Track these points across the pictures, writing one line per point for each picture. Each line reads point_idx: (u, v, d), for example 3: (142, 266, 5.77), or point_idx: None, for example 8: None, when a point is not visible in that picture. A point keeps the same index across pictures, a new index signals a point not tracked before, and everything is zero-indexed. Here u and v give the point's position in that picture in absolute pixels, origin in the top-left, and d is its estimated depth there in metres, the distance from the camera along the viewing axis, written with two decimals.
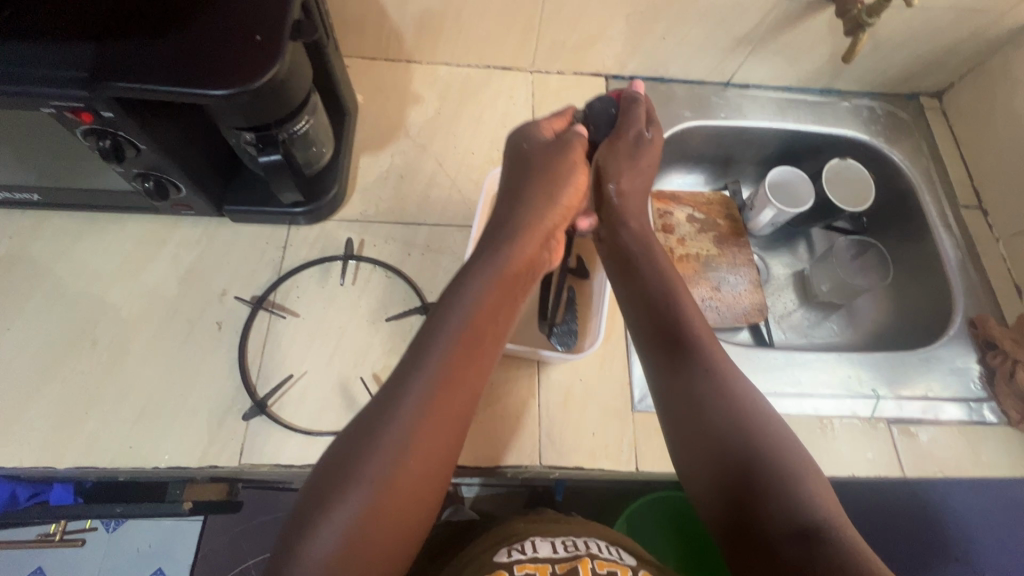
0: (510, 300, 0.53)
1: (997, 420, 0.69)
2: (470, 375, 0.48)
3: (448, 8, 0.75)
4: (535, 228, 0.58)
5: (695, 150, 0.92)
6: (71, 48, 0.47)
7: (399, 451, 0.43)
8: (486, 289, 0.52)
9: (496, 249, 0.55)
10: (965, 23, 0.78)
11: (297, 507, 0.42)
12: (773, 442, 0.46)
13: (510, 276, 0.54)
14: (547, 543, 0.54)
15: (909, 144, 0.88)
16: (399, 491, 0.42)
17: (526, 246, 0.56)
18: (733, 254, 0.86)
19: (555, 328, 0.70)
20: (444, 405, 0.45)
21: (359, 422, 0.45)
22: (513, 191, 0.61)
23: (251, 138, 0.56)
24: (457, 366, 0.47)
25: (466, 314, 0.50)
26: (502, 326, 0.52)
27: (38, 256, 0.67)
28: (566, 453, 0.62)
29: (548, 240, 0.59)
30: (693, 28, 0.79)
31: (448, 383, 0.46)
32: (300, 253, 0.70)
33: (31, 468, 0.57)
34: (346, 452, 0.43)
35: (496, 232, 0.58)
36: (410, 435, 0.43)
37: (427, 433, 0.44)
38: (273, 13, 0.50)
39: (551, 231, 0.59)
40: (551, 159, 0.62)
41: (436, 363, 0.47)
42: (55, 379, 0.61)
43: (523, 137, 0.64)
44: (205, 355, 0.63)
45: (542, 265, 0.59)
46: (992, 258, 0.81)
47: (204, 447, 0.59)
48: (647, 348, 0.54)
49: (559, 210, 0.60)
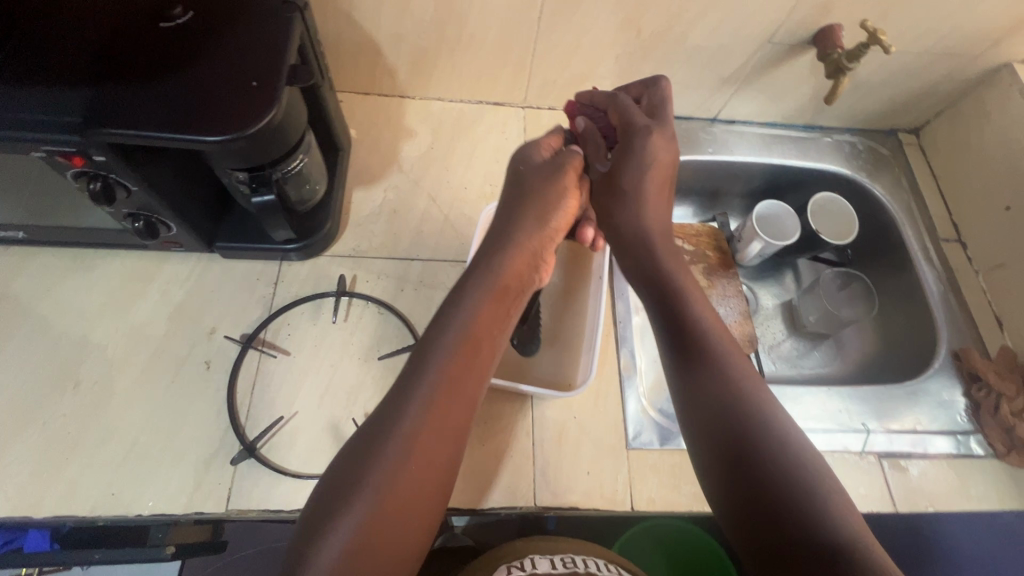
0: (502, 316, 0.53)
1: (984, 453, 0.70)
2: (465, 393, 0.48)
3: (441, 47, 0.76)
4: (524, 247, 0.56)
5: (685, 183, 0.93)
6: (65, 93, 0.47)
7: (403, 462, 0.42)
8: (480, 304, 0.51)
9: (486, 264, 0.55)
10: (940, 66, 0.82)
11: (306, 519, 0.41)
12: (798, 462, 0.44)
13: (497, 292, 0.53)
14: (546, 561, 0.53)
15: (889, 179, 0.91)
16: (403, 502, 0.42)
17: (513, 264, 0.55)
18: (723, 285, 0.87)
19: (522, 335, 0.70)
20: (444, 417, 0.45)
21: (362, 440, 0.44)
22: (504, 212, 0.60)
23: (244, 178, 0.55)
24: (453, 382, 0.47)
25: (464, 327, 0.50)
26: (493, 347, 0.51)
27: (21, 295, 0.65)
28: (562, 493, 0.61)
29: (535, 261, 0.58)
30: (681, 67, 0.81)
31: (446, 396, 0.46)
32: (291, 289, 0.69)
33: (6, 518, 0.54)
34: (351, 467, 0.42)
35: (487, 249, 0.56)
36: (411, 450, 0.43)
37: (429, 446, 0.44)
38: (270, 60, 0.50)
39: (539, 252, 0.58)
40: (540, 185, 0.60)
41: (438, 377, 0.47)
42: (36, 423, 0.59)
43: (522, 158, 0.63)
44: (194, 395, 0.62)
45: (531, 284, 0.58)
46: (973, 291, 0.83)
47: (190, 492, 0.57)
48: (675, 363, 0.53)
49: (546, 234, 0.59)
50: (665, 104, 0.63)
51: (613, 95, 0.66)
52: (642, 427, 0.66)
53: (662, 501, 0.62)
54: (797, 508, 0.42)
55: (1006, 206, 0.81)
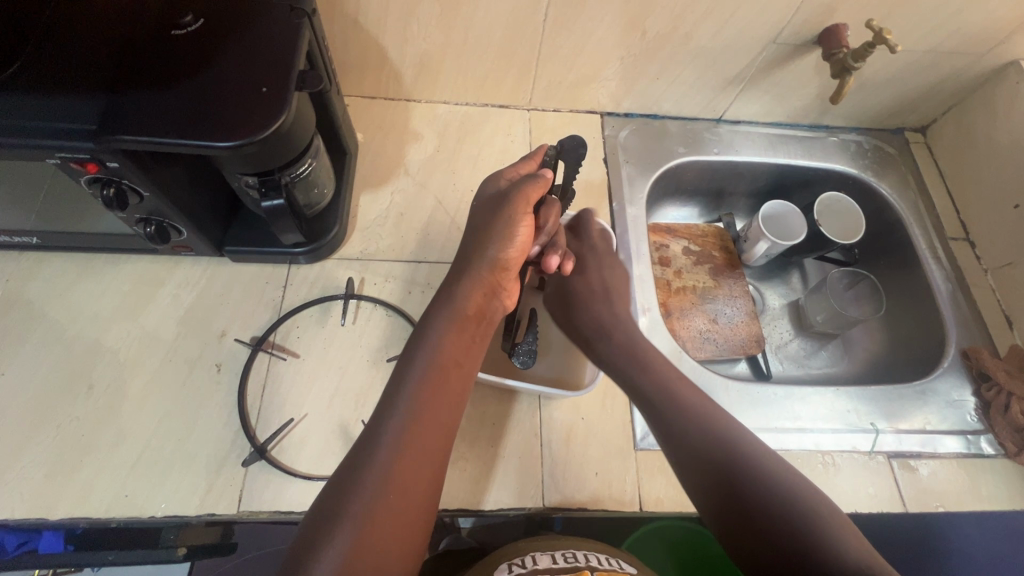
0: (471, 343, 0.54)
1: (994, 453, 0.70)
2: (440, 413, 0.48)
3: (447, 50, 0.77)
4: (479, 279, 0.55)
5: (690, 184, 0.93)
6: (78, 100, 0.47)
7: (386, 480, 0.43)
8: (445, 334, 0.52)
9: (448, 296, 0.54)
10: (947, 63, 0.81)
11: (297, 539, 0.42)
12: (735, 431, 0.57)
13: (460, 321, 0.53)
14: (547, 556, 0.53)
15: (896, 178, 0.91)
16: (389, 519, 0.42)
17: (472, 297, 0.54)
18: (729, 285, 0.87)
19: (517, 347, 0.66)
20: (421, 440, 0.46)
21: (344, 467, 0.45)
22: (465, 241, 0.58)
23: (253, 182, 0.56)
24: (428, 406, 0.48)
25: (436, 351, 0.51)
26: (462, 373, 0.52)
27: (35, 299, 0.66)
28: (570, 494, 0.61)
29: (494, 290, 0.56)
30: (686, 68, 0.81)
31: (422, 417, 0.47)
32: (300, 291, 0.70)
33: (22, 520, 0.55)
34: (336, 489, 0.43)
35: (451, 280, 0.56)
36: (393, 469, 0.44)
37: (410, 465, 0.45)
38: (278, 66, 0.51)
39: (496, 282, 0.56)
40: (492, 212, 0.56)
41: (412, 400, 0.48)
42: (50, 426, 0.59)
43: (483, 188, 0.61)
44: (204, 398, 0.62)
45: (493, 311, 0.57)
46: (981, 290, 0.83)
47: (202, 493, 0.58)
48: (638, 392, 0.62)
49: (501, 261, 0.55)
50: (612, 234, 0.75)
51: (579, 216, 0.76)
52: (649, 427, 0.66)
53: (670, 502, 0.62)
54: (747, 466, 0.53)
55: (1015, 204, 0.80)
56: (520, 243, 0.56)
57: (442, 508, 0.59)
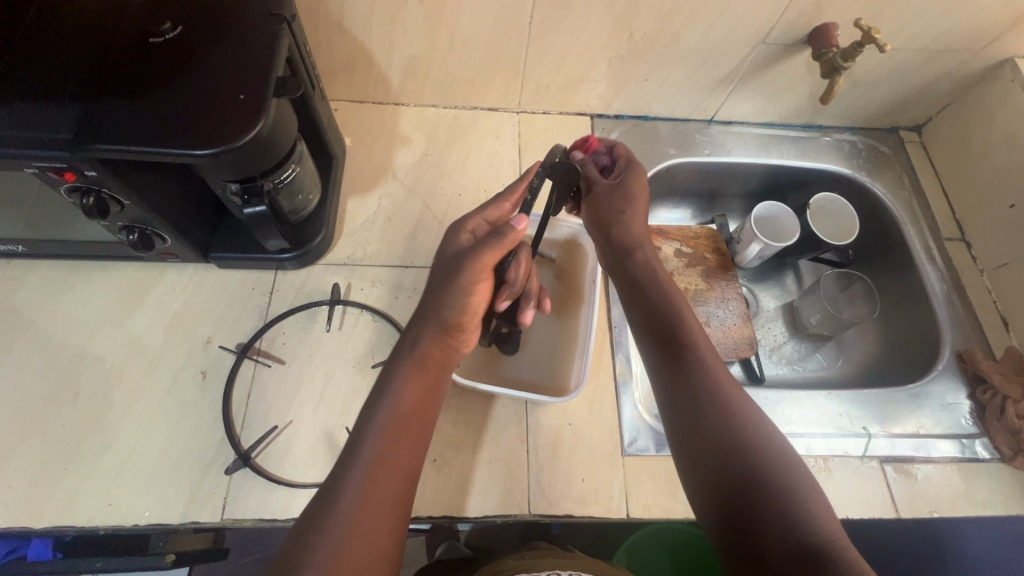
0: (419, 411, 0.51)
1: (990, 456, 0.69)
2: (392, 484, 0.47)
3: (433, 54, 0.76)
4: (438, 330, 0.55)
5: (682, 185, 0.93)
6: (54, 109, 0.47)
7: (336, 562, 0.42)
8: (404, 387, 0.52)
9: (408, 343, 0.54)
10: (939, 61, 0.80)
11: None
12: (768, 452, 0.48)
13: (418, 366, 0.53)
14: None
15: (890, 177, 0.90)
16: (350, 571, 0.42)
17: (427, 347, 0.54)
18: (721, 288, 0.86)
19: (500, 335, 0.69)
20: (381, 487, 0.46)
21: (305, 516, 0.45)
22: (429, 288, 0.57)
23: (237, 189, 0.55)
24: (389, 451, 0.48)
25: (388, 416, 0.50)
26: (418, 437, 0.50)
27: (22, 306, 0.66)
28: (556, 500, 0.61)
29: (453, 339, 0.56)
30: (675, 68, 0.80)
31: (373, 490, 0.46)
32: (287, 297, 0.69)
33: (6, 528, 0.55)
34: (299, 537, 0.43)
35: (406, 336, 0.55)
36: (342, 550, 0.42)
37: (361, 542, 0.43)
38: (257, 72, 0.51)
39: (455, 332, 0.56)
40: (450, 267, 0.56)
41: (363, 473, 0.46)
42: (35, 434, 0.59)
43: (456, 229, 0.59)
44: (189, 405, 0.62)
45: (453, 359, 0.57)
46: (978, 291, 0.82)
47: (186, 502, 0.57)
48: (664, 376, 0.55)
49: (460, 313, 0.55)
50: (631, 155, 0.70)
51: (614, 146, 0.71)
52: (637, 433, 0.66)
53: (658, 508, 0.62)
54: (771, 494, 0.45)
55: (1011, 204, 0.79)
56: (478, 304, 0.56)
57: (427, 515, 0.59)
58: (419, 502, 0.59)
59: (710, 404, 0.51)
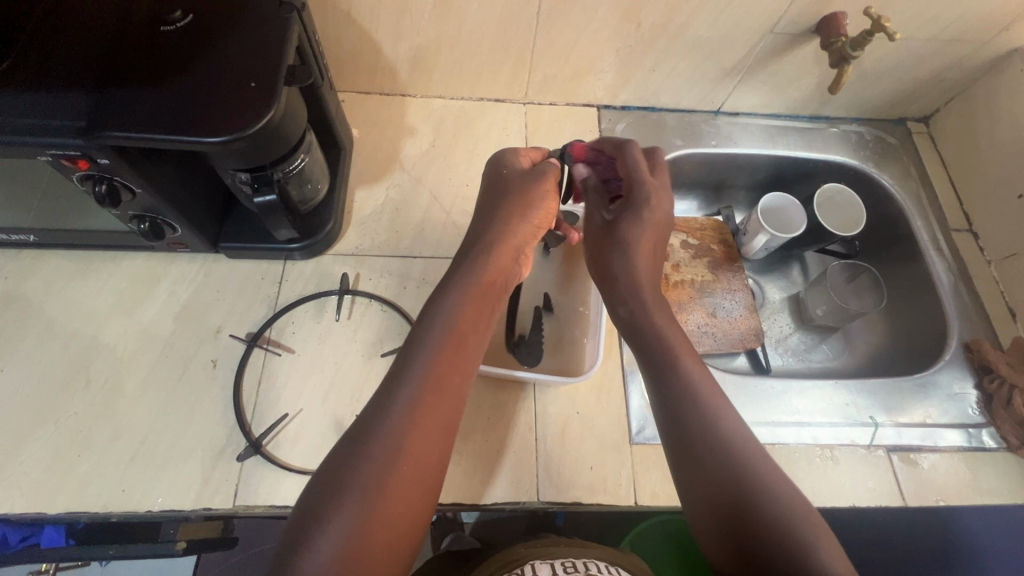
0: (455, 372, 0.48)
1: (996, 446, 0.69)
2: (426, 449, 0.44)
3: (440, 44, 0.76)
4: (507, 245, 0.56)
5: (688, 177, 0.92)
6: (67, 97, 0.48)
7: (362, 526, 0.40)
8: (463, 302, 0.51)
9: (469, 265, 0.54)
10: (948, 52, 0.80)
11: (287, 534, 0.41)
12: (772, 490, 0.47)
13: (482, 289, 0.53)
14: (546, 566, 0.52)
15: (898, 169, 0.90)
16: (385, 513, 0.41)
17: (495, 262, 0.55)
18: (728, 279, 0.86)
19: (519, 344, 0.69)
20: (433, 412, 0.46)
21: (337, 454, 0.44)
22: (494, 205, 0.59)
23: (247, 178, 0.56)
24: (442, 376, 0.47)
25: (423, 379, 0.47)
26: (454, 395, 0.48)
27: (34, 296, 0.67)
28: (565, 488, 0.61)
29: (518, 257, 0.57)
30: (683, 59, 0.80)
31: (407, 452, 0.43)
32: (296, 287, 0.70)
33: (21, 514, 0.56)
34: (333, 476, 0.42)
35: (439, 294, 0.52)
36: (370, 509, 0.41)
37: (391, 502, 0.42)
38: (268, 61, 0.51)
39: (521, 246, 0.58)
40: (524, 181, 0.60)
41: (393, 436, 0.43)
42: (48, 422, 0.60)
43: (503, 160, 0.63)
44: (200, 393, 0.63)
45: (514, 278, 0.58)
46: (985, 281, 0.82)
47: (198, 489, 0.58)
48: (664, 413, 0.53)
49: (527, 226, 0.58)
50: (640, 168, 0.61)
51: (622, 143, 0.63)
52: (645, 421, 0.66)
53: (665, 496, 0.62)
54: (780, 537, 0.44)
55: (1019, 195, 0.79)
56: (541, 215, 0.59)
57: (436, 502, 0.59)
58: None
59: (698, 422, 0.51)
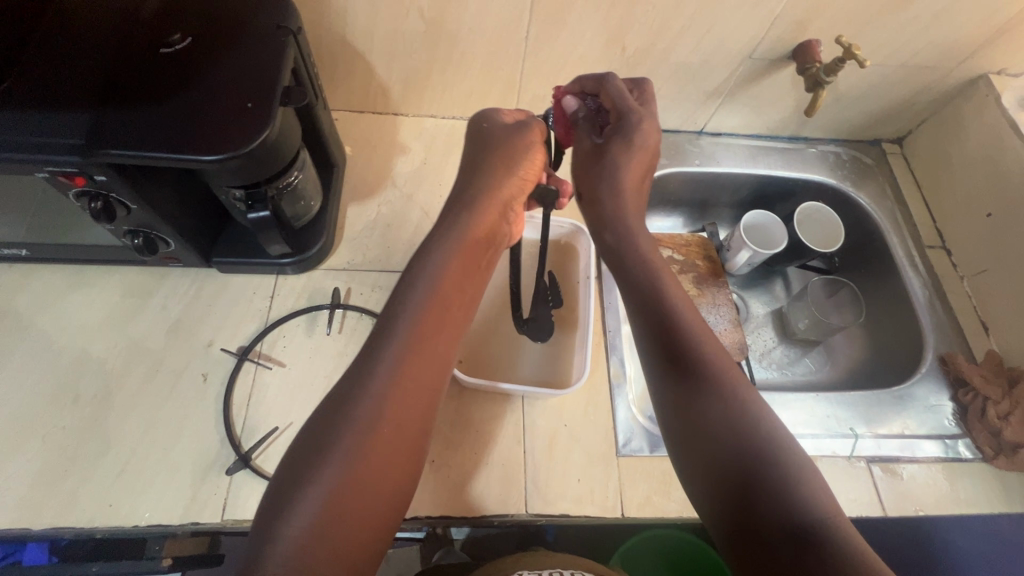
0: (438, 335, 0.50)
1: (973, 456, 0.71)
2: (411, 406, 0.46)
3: (433, 66, 0.79)
4: (496, 199, 0.59)
5: (674, 194, 0.95)
6: (67, 116, 0.49)
7: (344, 487, 0.41)
8: (450, 261, 0.54)
9: (456, 223, 0.57)
10: (918, 78, 0.84)
11: (267, 498, 0.41)
12: (774, 451, 0.45)
13: (471, 244, 0.56)
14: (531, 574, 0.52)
15: (874, 187, 0.93)
16: (369, 474, 0.42)
17: (484, 219, 0.58)
18: (712, 294, 0.88)
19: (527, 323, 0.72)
20: (419, 371, 0.47)
21: (322, 414, 0.44)
22: (481, 163, 0.62)
23: (240, 195, 0.57)
24: (427, 335, 0.49)
25: (405, 340, 0.48)
26: (440, 352, 0.49)
27: (25, 310, 0.67)
28: (553, 500, 0.62)
29: (506, 211, 0.61)
30: (666, 82, 0.83)
31: (391, 410, 0.45)
32: (287, 301, 0.71)
33: (4, 531, 0.55)
34: (314, 440, 0.42)
35: (424, 254, 0.54)
36: (351, 470, 0.41)
37: (374, 462, 0.42)
38: (264, 82, 0.53)
39: (510, 202, 0.61)
40: (509, 136, 0.63)
41: (378, 396, 0.45)
42: (35, 437, 0.60)
43: (487, 116, 0.65)
44: (190, 406, 0.63)
45: (501, 236, 0.61)
46: (959, 297, 0.84)
47: (186, 502, 0.58)
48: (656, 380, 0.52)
49: (515, 182, 0.61)
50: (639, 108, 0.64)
51: (602, 79, 0.64)
52: (631, 434, 0.67)
53: (651, 509, 0.63)
54: (778, 498, 0.42)
55: (988, 214, 0.82)
56: (529, 171, 0.62)
57: (425, 516, 0.60)
58: (418, 503, 0.60)
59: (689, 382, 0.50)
